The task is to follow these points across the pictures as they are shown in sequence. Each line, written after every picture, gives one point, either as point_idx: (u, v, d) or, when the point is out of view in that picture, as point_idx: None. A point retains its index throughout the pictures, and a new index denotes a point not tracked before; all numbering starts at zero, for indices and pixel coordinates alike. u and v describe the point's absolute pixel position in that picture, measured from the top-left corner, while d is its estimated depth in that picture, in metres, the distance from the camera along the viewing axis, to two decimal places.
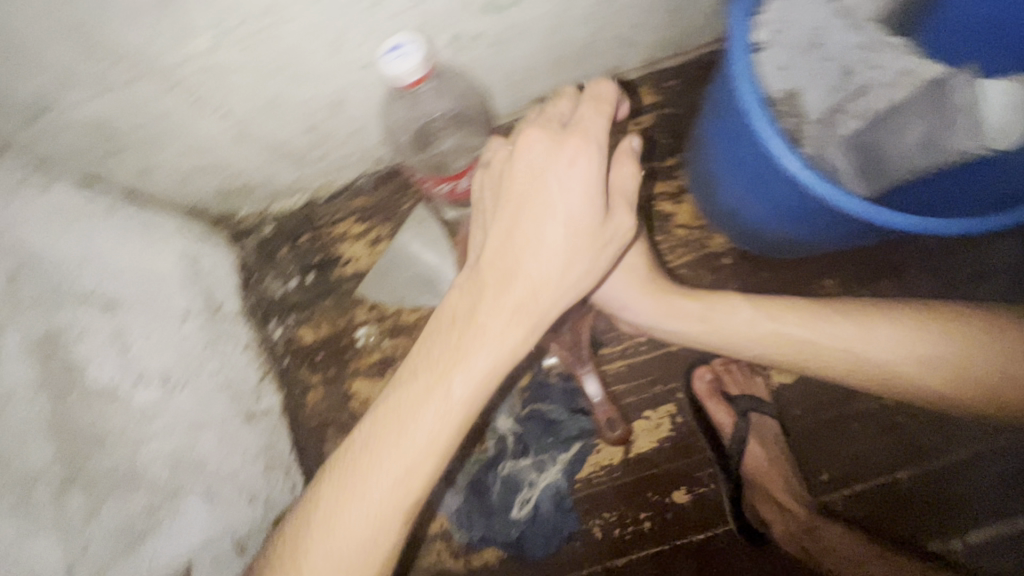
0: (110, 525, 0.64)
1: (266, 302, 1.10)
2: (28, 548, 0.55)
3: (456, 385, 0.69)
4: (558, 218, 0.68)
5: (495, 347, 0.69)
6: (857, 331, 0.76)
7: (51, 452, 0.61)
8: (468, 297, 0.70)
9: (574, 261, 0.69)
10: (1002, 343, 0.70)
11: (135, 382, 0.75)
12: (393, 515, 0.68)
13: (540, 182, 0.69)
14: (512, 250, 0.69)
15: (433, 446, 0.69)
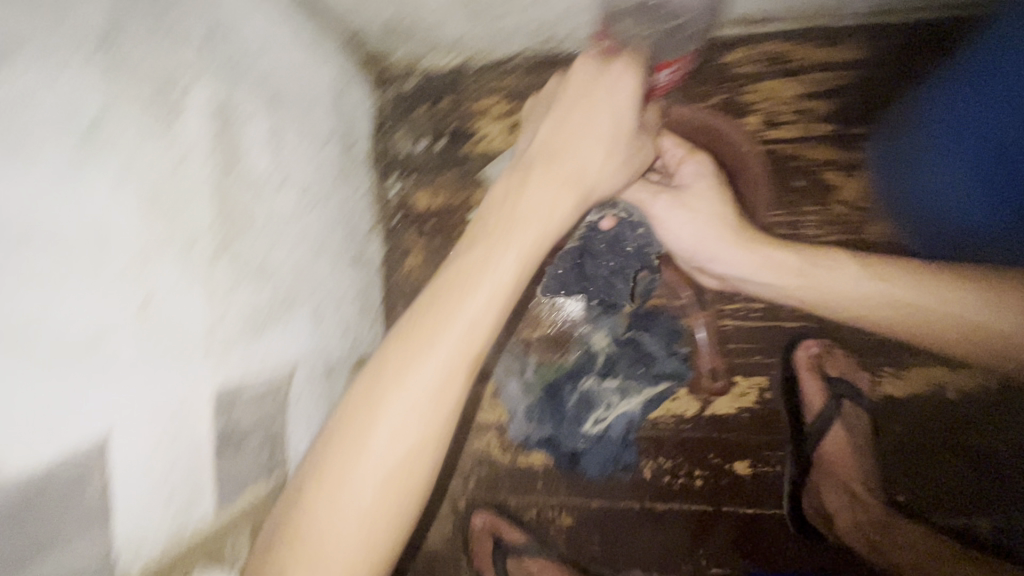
0: (246, 304, 0.65)
1: (390, 156, 1.09)
2: (190, 296, 0.55)
3: (514, 246, 0.67)
4: (608, 111, 0.71)
5: (544, 213, 0.70)
6: (969, 297, 0.79)
7: (217, 215, 0.60)
8: (517, 179, 0.73)
9: (613, 156, 0.74)
10: None
11: (284, 182, 0.75)
12: (460, 370, 0.61)
13: (588, 91, 0.73)
14: (560, 138, 0.73)
15: (495, 302, 0.64)
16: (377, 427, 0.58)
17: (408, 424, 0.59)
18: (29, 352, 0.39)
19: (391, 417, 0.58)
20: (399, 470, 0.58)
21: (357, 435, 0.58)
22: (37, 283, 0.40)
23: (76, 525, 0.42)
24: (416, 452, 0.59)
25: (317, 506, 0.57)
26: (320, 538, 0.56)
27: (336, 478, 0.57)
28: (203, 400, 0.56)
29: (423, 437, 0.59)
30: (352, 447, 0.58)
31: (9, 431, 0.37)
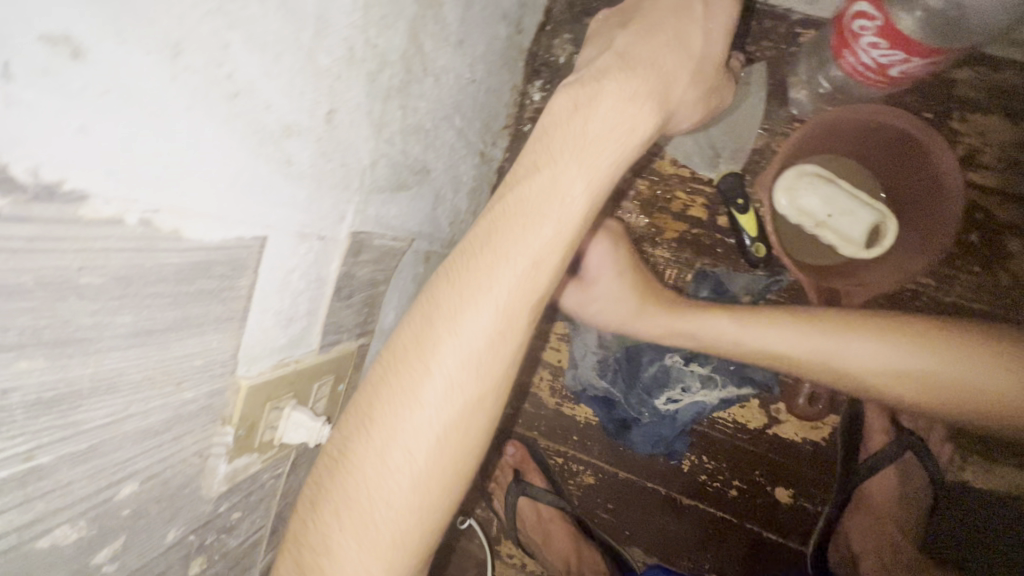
0: (396, 157, 0.59)
1: (545, 58, 0.99)
2: (362, 126, 0.50)
3: (584, 172, 0.53)
4: (699, 30, 0.57)
5: (616, 131, 0.53)
6: (848, 345, 0.72)
7: (406, 49, 0.54)
8: (589, 92, 0.53)
9: (694, 83, 0.59)
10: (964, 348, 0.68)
11: (462, 42, 0.67)
12: (518, 312, 0.53)
13: (684, 9, 0.56)
14: (646, 48, 0.55)
15: (561, 237, 0.53)
16: (429, 380, 0.50)
17: (465, 377, 0.51)
18: (235, 123, 0.34)
19: (445, 365, 0.51)
20: (456, 425, 0.51)
21: (409, 389, 0.51)
22: (262, 49, 0.35)
23: (222, 321, 0.39)
24: (474, 402, 0.52)
25: (364, 472, 0.50)
26: (373, 502, 0.50)
27: (387, 436, 0.50)
28: (339, 239, 0.52)
29: (481, 389, 0.52)
30: (402, 402, 0.50)
31: (201, 200, 0.34)
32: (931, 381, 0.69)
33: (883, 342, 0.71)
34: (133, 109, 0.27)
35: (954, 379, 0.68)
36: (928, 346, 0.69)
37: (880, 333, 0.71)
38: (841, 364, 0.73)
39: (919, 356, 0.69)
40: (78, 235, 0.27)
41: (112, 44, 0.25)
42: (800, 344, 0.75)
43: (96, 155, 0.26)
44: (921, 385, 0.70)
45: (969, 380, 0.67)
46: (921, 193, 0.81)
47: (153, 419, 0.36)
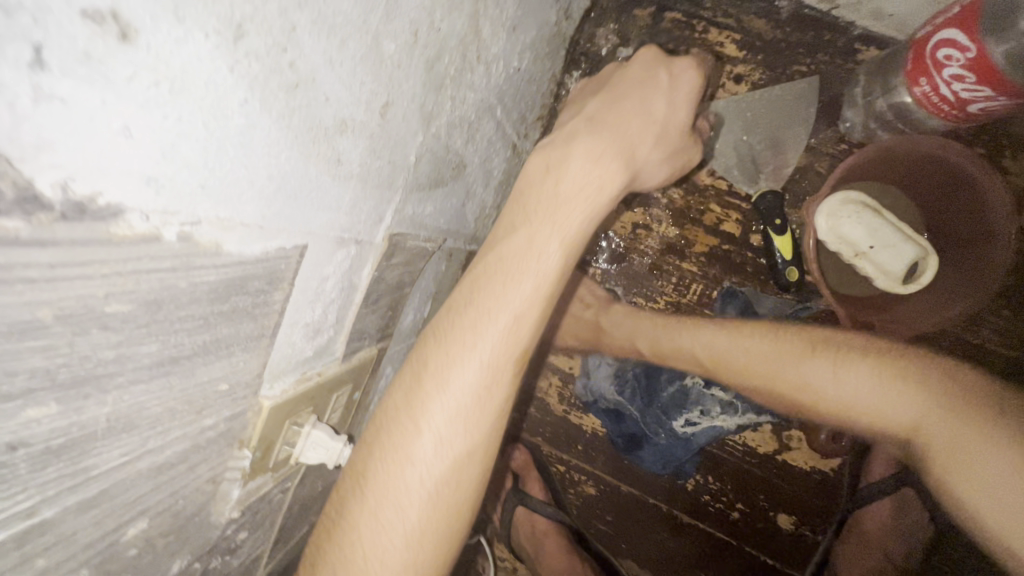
0: (439, 152, 0.54)
1: (586, 48, 0.92)
2: (412, 121, 0.44)
3: (558, 231, 0.52)
4: (665, 97, 0.55)
5: (582, 190, 0.52)
6: (718, 342, 0.75)
7: (465, 34, 0.48)
8: (560, 153, 0.53)
9: (660, 146, 0.57)
10: (821, 357, 0.67)
11: (516, 28, 0.61)
12: (505, 367, 0.49)
13: (647, 81, 0.55)
14: (614, 114, 0.54)
15: (542, 291, 0.51)
16: (420, 441, 0.46)
17: (455, 433, 0.47)
18: (291, 120, 0.29)
19: (435, 424, 0.47)
20: (447, 481, 0.47)
21: (397, 447, 0.47)
22: (330, 32, 0.29)
23: (251, 340, 0.34)
24: (465, 460, 0.48)
25: (359, 532, 0.45)
26: (366, 564, 0.45)
27: (378, 495, 0.46)
28: (374, 242, 0.47)
29: (470, 443, 0.48)
30: (391, 460, 0.47)
31: (245, 208, 0.29)
32: (781, 377, 0.69)
33: (743, 339, 0.73)
34: (185, 105, 0.22)
35: (798, 376, 0.67)
36: (784, 344, 0.70)
37: (745, 332, 0.74)
38: (713, 358, 0.75)
39: (774, 351, 0.70)
40: (110, 257, 0.22)
41: (167, 24, 0.20)
42: (675, 342, 0.79)
43: (137, 162, 0.21)
44: (779, 381, 0.69)
45: (818, 385, 0.66)
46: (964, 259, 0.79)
47: (169, 452, 0.31)
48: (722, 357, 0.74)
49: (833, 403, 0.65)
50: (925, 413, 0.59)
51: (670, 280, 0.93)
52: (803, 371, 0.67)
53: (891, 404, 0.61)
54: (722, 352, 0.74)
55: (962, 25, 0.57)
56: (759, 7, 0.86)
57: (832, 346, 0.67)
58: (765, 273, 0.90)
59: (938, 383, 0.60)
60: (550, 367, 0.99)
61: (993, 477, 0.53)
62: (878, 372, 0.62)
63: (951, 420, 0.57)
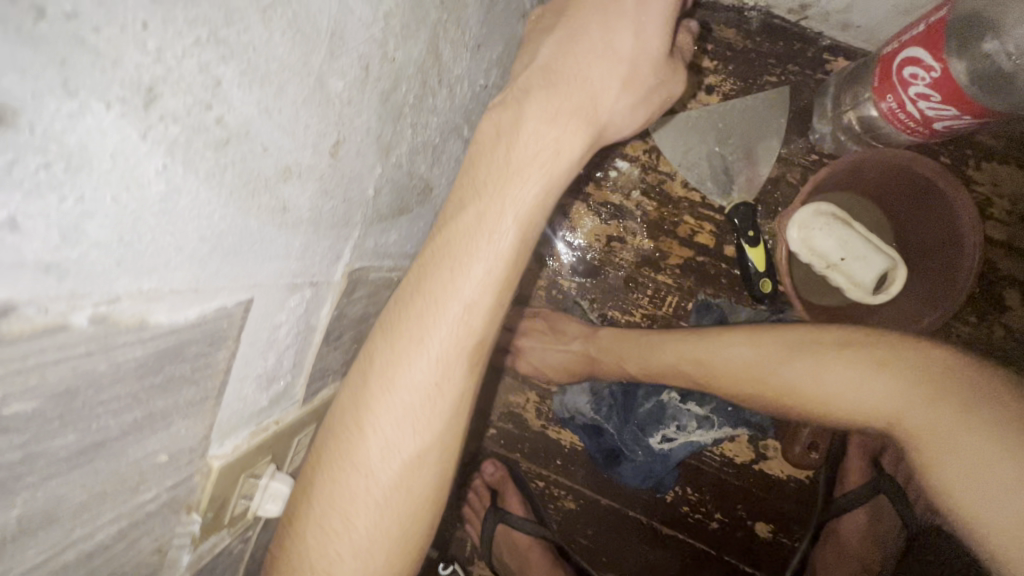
0: (402, 180, 0.52)
1: None
2: (369, 154, 0.42)
3: (511, 205, 0.45)
4: (631, 27, 0.44)
5: (544, 154, 0.45)
6: (671, 345, 0.75)
7: (424, 60, 0.45)
8: (512, 114, 0.45)
9: (631, 91, 0.46)
10: (824, 362, 0.61)
11: (480, 47, 0.59)
12: (459, 363, 0.46)
13: (608, 10, 0.44)
14: (570, 62, 0.45)
15: (496, 276, 0.46)
16: (367, 443, 0.44)
17: (404, 436, 0.45)
18: (223, 177, 0.27)
19: (383, 426, 0.44)
20: (398, 487, 0.45)
21: (345, 455, 0.45)
22: (264, 79, 0.27)
23: (193, 406, 0.32)
24: (417, 461, 0.46)
25: (307, 542, 0.44)
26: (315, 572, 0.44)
27: (326, 502, 0.44)
28: (332, 280, 0.45)
29: (422, 445, 0.45)
30: (341, 464, 0.45)
31: (175, 275, 0.26)
32: (769, 381, 0.64)
33: (720, 346, 0.69)
34: (89, 182, 0.20)
35: (775, 378, 0.64)
36: (777, 352, 0.64)
37: (752, 351, 0.66)
38: (722, 372, 0.68)
39: (762, 360, 0.65)
40: (4, 358, 0.19)
41: (56, 99, 0.18)
42: (647, 346, 0.78)
43: (28, 249, 0.19)
44: (766, 397, 0.65)
45: (819, 394, 0.60)
46: (937, 236, 0.79)
47: (102, 535, 0.29)
48: (708, 372, 0.70)
49: (818, 400, 0.60)
50: (904, 406, 0.55)
51: (646, 291, 0.92)
52: (803, 380, 0.61)
53: (874, 398, 0.56)
54: (708, 360, 0.70)
55: (928, 44, 0.57)
56: (729, 17, 0.87)
57: (787, 350, 0.64)
58: (739, 284, 0.90)
59: (910, 366, 0.56)
60: (527, 383, 0.97)
61: (993, 484, 0.48)
62: (869, 376, 0.57)
63: (929, 408, 0.53)
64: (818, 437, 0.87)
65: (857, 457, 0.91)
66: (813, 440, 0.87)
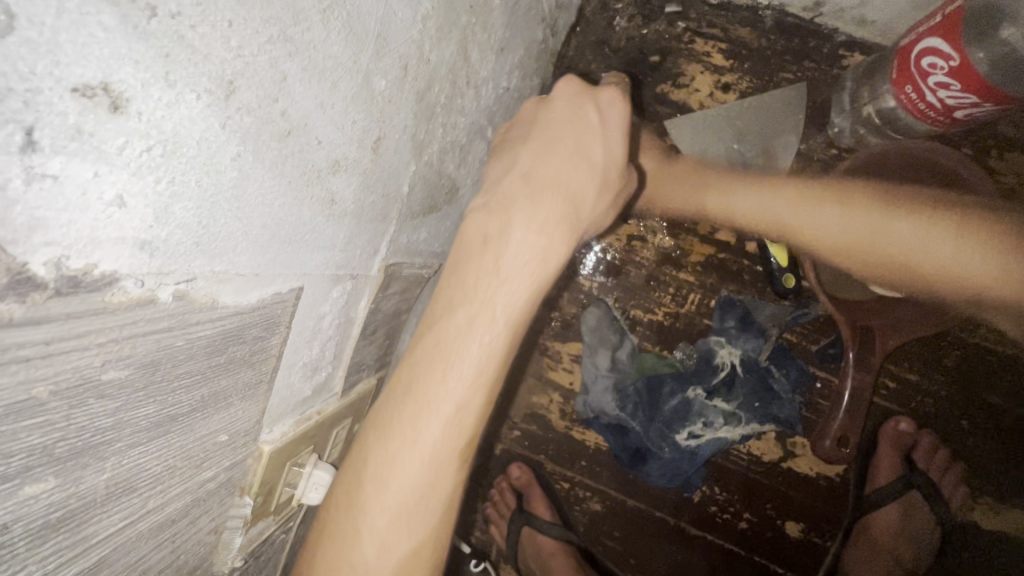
0: (432, 178, 0.53)
1: (574, 60, 0.91)
2: (405, 150, 0.44)
3: (494, 319, 0.43)
4: (600, 136, 0.44)
5: (531, 256, 0.43)
6: (773, 194, 0.71)
7: (455, 61, 0.47)
8: (502, 219, 0.43)
9: (604, 197, 0.46)
10: (924, 220, 0.64)
11: (504, 50, 0.61)
12: (448, 464, 0.43)
13: (575, 121, 0.45)
14: (548, 168, 0.44)
15: (484, 378, 0.43)
16: (361, 544, 0.42)
17: (399, 534, 0.43)
18: (284, 168, 0.29)
19: (376, 526, 0.42)
20: None
21: (341, 549, 0.43)
22: (320, 76, 0.29)
23: (249, 388, 0.34)
24: (410, 560, 0.44)
25: None
26: None
27: None
28: (370, 273, 0.47)
29: (417, 542, 0.44)
30: (336, 559, 0.43)
31: (240, 259, 0.28)
32: (878, 241, 0.65)
33: (829, 207, 0.67)
34: (179, 166, 0.22)
35: (894, 239, 0.65)
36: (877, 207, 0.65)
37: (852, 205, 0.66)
38: (821, 232, 0.68)
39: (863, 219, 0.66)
40: (105, 326, 0.21)
41: (159, 89, 0.19)
42: (729, 200, 0.74)
43: (129, 228, 0.20)
44: (861, 248, 0.66)
45: (907, 244, 0.64)
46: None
47: (171, 509, 0.31)
48: (804, 231, 0.69)
49: (924, 262, 0.64)
50: (981, 255, 0.61)
51: (668, 290, 0.91)
52: (908, 237, 0.64)
53: (962, 257, 0.62)
54: (806, 220, 0.68)
55: (946, 34, 0.57)
56: (744, 16, 0.88)
57: (895, 208, 0.65)
58: (760, 279, 0.89)
59: (1000, 234, 0.61)
60: (550, 383, 0.98)
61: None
62: (965, 230, 0.62)
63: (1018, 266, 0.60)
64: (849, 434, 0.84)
65: (888, 452, 0.89)
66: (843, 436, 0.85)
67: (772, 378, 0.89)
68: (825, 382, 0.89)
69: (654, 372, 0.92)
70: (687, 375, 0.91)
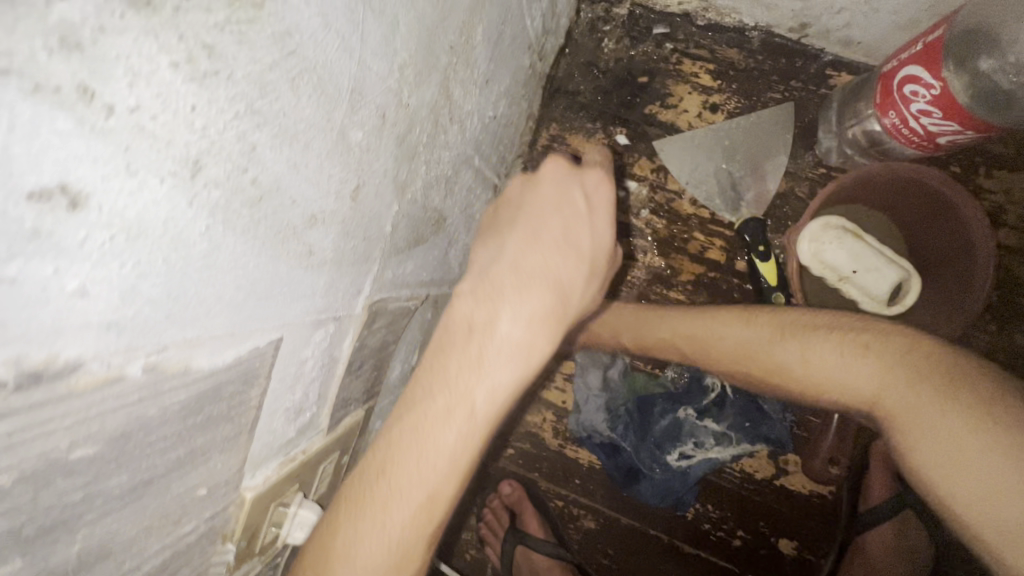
0: (417, 213, 0.54)
1: (563, 81, 0.92)
2: (387, 193, 0.44)
3: (469, 414, 0.43)
4: (588, 227, 0.47)
5: (511, 345, 0.44)
6: (667, 313, 0.77)
7: (436, 101, 0.48)
8: (488, 310, 0.44)
9: (592, 283, 0.48)
10: (803, 346, 0.65)
11: (489, 81, 0.62)
12: (417, 543, 0.43)
13: (565, 208, 0.47)
14: (535, 257, 0.45)
15: (460, 463, 0.43)
16: None
17: None
18: (257, 230, 0.29)
19: None
20: None
21: None
22: (292, 139, 0.29)
23: (228, 441, 0.34)
24: None
25: None
26: None
27: None
28: (354, 312, 0.47)
29: None
30: None
31: (214, 322, 0.28)
32: (758, 357, 0.68)
33: (716, 328, 0.72)
34: (145, 247, 0.22)
35: (777, 362, 0.67)
36: (762, 333, 0.68)
37: (741, 326, 0.70)
38: (711, 346, 0.72)
39: (758, 335, 0.69)
40: (70, 410, 0.21)
41: (121, 180, 0.20)
42: (658, 329, 0.77)
43: (94, 313, 0.21)
44: (745, 368, 0.70)
45: (790, 368, 0.66)
46: (944, 247, 0.80)
47: (149, 565, 0.31)
48: (694, 347, 0.74)
49: (799, 382, 0.66)
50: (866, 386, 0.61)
51: None
52: (784, 359, 0.66)
53: (849, 381, 0.62)
54: (704, 336, 0.73)
55: (926, 62, 0.58)
56: (731, 36, 0.89)
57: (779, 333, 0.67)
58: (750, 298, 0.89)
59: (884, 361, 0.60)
60: (542, 402, 0.98)
61: (975, 468, 0.51)
62: (853, 353, 0.62)
63: (907, 389, 0.57)
64: (836, 454, 0.87)
65: (881, 469, 0.90)
66: (832, 456, 0.87)
67: (762, 399, 0.90)
68: (816, 400, 0.89)
69: (645, 391, 0.94)
70: (678, 395, 0.92)
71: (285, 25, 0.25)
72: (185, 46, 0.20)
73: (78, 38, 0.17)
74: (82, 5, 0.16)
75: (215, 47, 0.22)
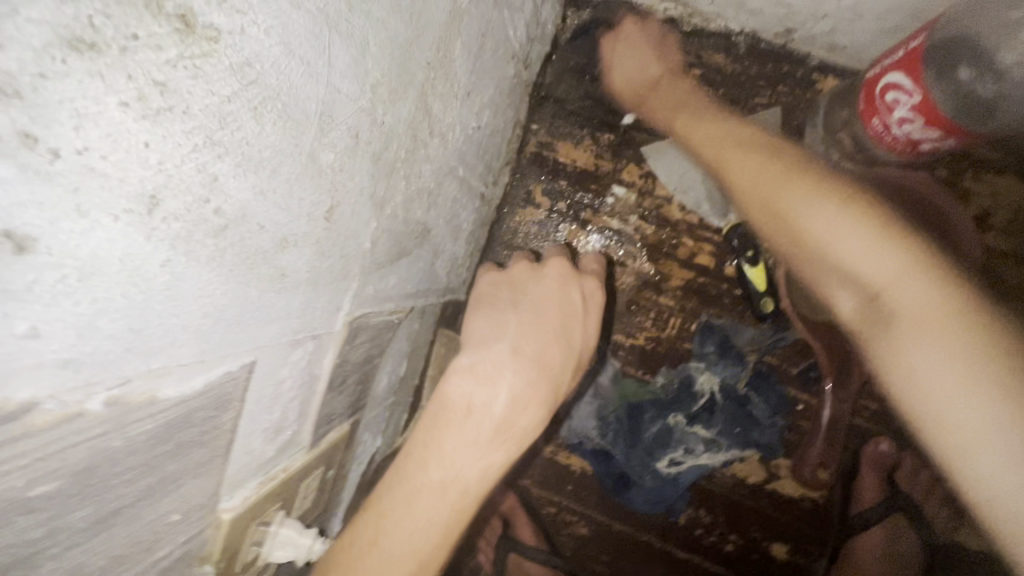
0: (398, 228, 0.54)
1: (551, 87, 0.92)
2: (364, 211, 0.44)
3: (463, 486, 0.47)
4: (580, 325, 0.55)
5: (504, 426, 0.48)
6: (744, 138, 0.74)
7: (414, 117, 0.48)
8: (486, 391, 0.48)
9: (576, 373, 0.56)
10: (841, 215, 0.60)
11: (471, 93, 0.62)
12: None
13: (563, 307, 0.54)
14: (535, 343, 0.50)
15: (449, 531, 0.47)
16: None
17: None
18: (224, 258, 0.29)
19: None
20: None
21: None
22: (257, 167, 0.29)
23: (202, 466, 0.34)
24: None
25: None
26: None
27: None
28: (334, 329, 0.47)
29: None
30: None
31: (182, 350, 0.28)
32: (782, 206, 0.66)
33: (761, 171, 0.69)
34: (100, 285, 0.22)
35: (802, 216, 0.63)
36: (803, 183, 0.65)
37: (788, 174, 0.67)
38: (754, 185, 0.69)
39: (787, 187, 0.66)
40: (24, 450, 0.21)
41: (70, 222, 0.20)
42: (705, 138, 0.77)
43: (48, 353, 0.21)
44: (766, 211, 0.68)
45: (817, 228, 0.61)
46: None
47: None
48: (734, 179, 0.72)
49: (811, 245, 0.62)
50: (885, 272, 0.55)
51: (648, 314, 0.92)
52: (816, 221, 0.61)
53: (866, 260, 0.57)
54: (748, 175, 0.71)
55: (908, 68, 0.58)
56: (717, 41, 0.89)
57: (835, 195, 0.62)
58: (740, 303, 0.89)
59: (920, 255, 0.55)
60: None
61: (939, 378, 0.49)
62: (879, 240, 0.56)
63: (930, 294, 0.52)
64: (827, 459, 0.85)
65: (871, 473, 0.90)
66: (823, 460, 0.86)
67: (752, 404, 0.89)
68: (806, 404, 0.89)
69: (636, 399, 0.93)
70: (668, 402, 0.91)
71: (243, 56, 0.25)
72: (135, 85, 0.20)
73: (17, 87, 0.17)
74: (19, 54, 0.16)
75: (168, 83, 0.21)
